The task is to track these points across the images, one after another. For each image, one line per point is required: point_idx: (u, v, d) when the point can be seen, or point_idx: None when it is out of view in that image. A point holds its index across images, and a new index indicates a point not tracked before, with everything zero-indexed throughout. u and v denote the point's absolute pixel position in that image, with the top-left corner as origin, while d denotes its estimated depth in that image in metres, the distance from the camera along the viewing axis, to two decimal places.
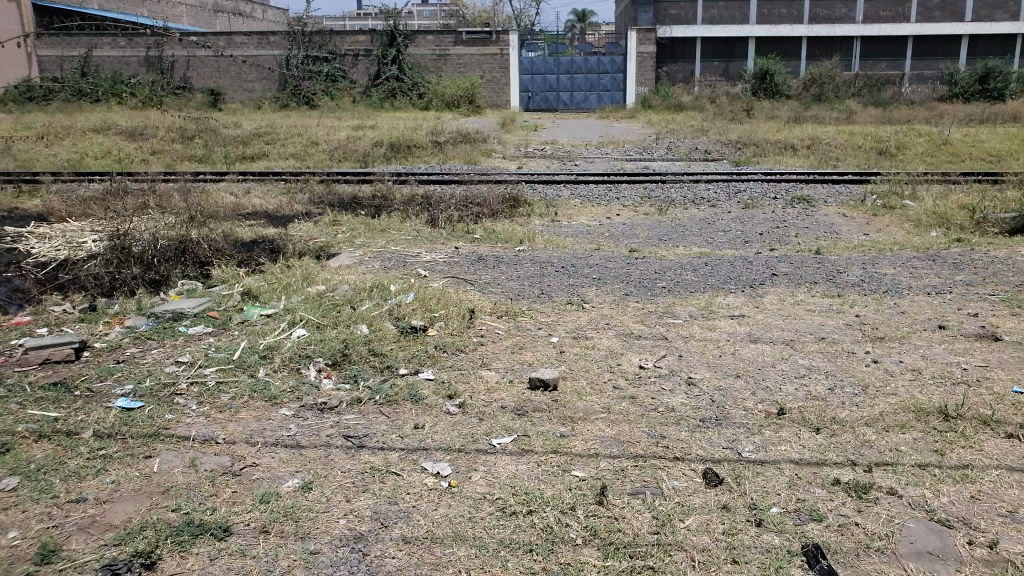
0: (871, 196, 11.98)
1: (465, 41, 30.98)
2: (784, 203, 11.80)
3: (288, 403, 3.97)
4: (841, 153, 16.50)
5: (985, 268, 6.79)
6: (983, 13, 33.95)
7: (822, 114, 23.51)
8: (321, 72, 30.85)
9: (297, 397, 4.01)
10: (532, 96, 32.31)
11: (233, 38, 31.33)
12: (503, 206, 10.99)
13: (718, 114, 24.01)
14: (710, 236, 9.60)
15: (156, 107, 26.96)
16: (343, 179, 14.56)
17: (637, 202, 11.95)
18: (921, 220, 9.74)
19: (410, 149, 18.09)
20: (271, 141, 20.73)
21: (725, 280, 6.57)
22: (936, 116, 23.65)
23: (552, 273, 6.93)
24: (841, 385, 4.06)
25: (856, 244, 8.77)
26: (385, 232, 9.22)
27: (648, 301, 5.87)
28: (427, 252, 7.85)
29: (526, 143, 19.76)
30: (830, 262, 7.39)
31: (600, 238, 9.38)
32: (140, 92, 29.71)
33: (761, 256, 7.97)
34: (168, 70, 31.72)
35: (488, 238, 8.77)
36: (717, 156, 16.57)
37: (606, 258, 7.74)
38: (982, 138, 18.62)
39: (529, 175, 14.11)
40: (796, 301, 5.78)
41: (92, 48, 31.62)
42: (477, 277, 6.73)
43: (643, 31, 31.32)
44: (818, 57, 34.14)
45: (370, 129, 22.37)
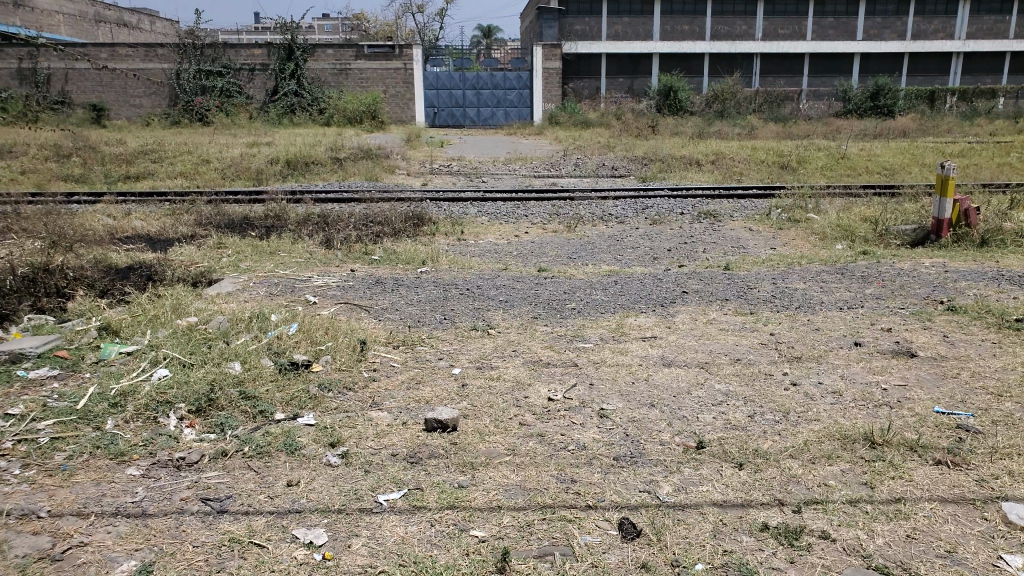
0: (776, 210, 12.25)
1: (366, 56, 30.39)
2: (692, 218, 11.90)
3: (138, 460, 3.30)
4: (743, 167, 17.00)
5: (892, 281, 6.93)
6: (871, 36, 36.38)
7: (724, 130, 24.39)
8: (215, 87, 29.76)
9: (150, 453, 3.35)
10: (438, 112, 31.93)
11: (117, 51, 29.68)
12: (407, 226, 10.57)
13: (624, 130, 24.48)
14: (618, 253, 9.47)
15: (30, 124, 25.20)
16: (238, 200, 13.66)
17: (546, 220, 11.72)
18: (825, 234, 9.98)
19: (308, 166, 17.39)
20: (160, 159, 19.49)
21: (634, 299, 6.34)
22: (832, 131, 24.94)
23: (456, 295, 6.53)
24: (761, 412, 3.83)
25: (763, 258, 8.81)
26: (278, 254, 8.58)
27: (557, 325, 5.52)
28: (321, 277, 7.30)
29: (432, 158, 19.41)
30: (742, 278, 7.31)
31: (506, 257, 9.05)
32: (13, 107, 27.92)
33: (672, 273, 7.84)
34: (44, 83, 29.62)
35: (389, 259, 8.27)
36: (623, 172, 16.71)
37: (513, 279, 7.40)
38: (875, 152, 19.69)
39: (435, 193, 13.69)
40: (710, 320, 5.58)
41: None
42: (376, 302, 6.24)
43: (548, 48, 31.78)
44: (719, 73, 35.75)
45: (268, 146, 21.42)
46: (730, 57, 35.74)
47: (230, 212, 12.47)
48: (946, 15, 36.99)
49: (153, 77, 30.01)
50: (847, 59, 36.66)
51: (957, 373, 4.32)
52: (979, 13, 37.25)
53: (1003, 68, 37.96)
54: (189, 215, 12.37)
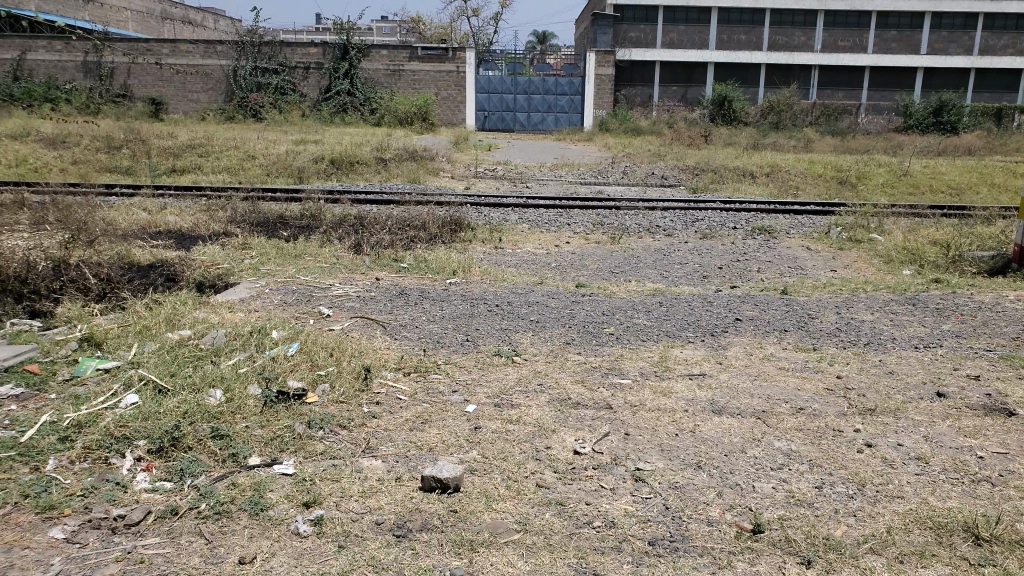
0: (837, 228, 11.38)
1: (420, 57, 30.14)
2: (744, 234, 11.12)
3: (70, 517, 2.75)
4: (800, 181, 16.05)
5: (974, 316, 6.12)
6: (938, 47, 34.65)
7: (780, 141, 23.33)
8: (270, 84, 30.00)
9: (87, 506, 2.81)
10: (489, 116, 31.51)
11: (176, 47, 30.17)
12: (443, 231, 10.10)
13: (675, 139, 23.64)
14: (664, 268, 8.80)
15: (91, 117, 25.82)
16: (274, 197, 13.40)
17: (588, 230, 11.10)
18: (895, 257, 9.15)
19: (352, 165, 17.09)
20: (207, 153, 19.49)
21: (679, 325, 5.68)
22: (896, 146, 23.62)
23: (484, 312, 5.97)
24: (831, 482, 3.16)
25: (825, 282, 8.02)
26: (303, 258, 8.18)
27: (592, 354, 4.90)
28: (340, 285, 6.84)
29: (476, 162, 18.94)
30: (800, 305, 6.58)
31: (540, 269, 8.48)
32: (77, 99, 28.73)
33: (723, 295, 7.17)
34: (107, 77, 30.30)
35: (417, 268, 7.77)
36: (673, 182, 15.92)
37: (547, 295, 6.82)
38: (944, 170, 18.44)
39: (476, 197, 13.18)
40: (768, 357, 4.88)
41: (26, 51, 29.84)
42: (395, 317, 5.72)
43: (602, 54, 30.97)
44: (775, 85, 34.44)
45: (313, 144, 21.30)
46: (789, 67, 34.37)
47: (265, 210, 12.18)
48: None
49: (212, 73, 30.38)
50: (909, 74, 34.83)
51: None
52: None
53: None
54: (223, 212, 12.10)
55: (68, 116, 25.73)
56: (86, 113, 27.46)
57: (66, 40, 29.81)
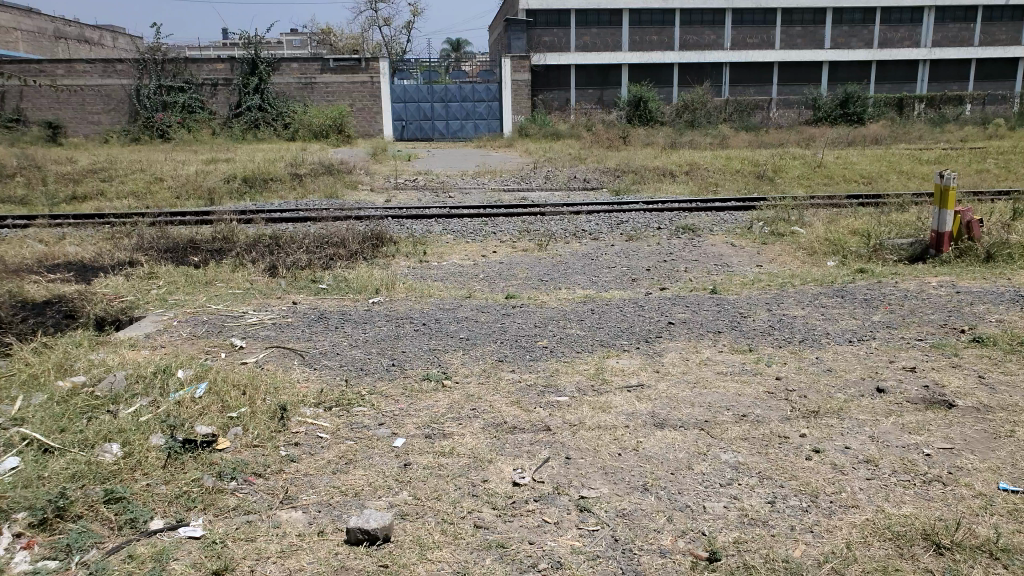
0: (758, 223, 11.60)
1: (333, 68, 29.43)
2: (670, 233, 11.19)
3: None
4: (719, 178, 16.38)
5: (900, 305, 6.24)
6: (838, 45, 36.47)
7: (697, 140, 23.89)
8: (177, 102, 28.66)
9: None
10: (406, 125, 31.02)
11: (72, 66, 28.44)
12: (365, 248, 9.70)
13: (596, 142, 23.86)
14: (594, 274, 8.69)
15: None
16: (183, 221, 12.61)
17: (515, 237, 10.91)
18: (816, 249, 9.33)
19: (267, 183, 16.38)
20: (110, 178, 18.28)
21: (613, 334, 5.50)
22: (807, 140, 24.58)
23: (411, 333, 5.64)
24: (784, 495, 3.03)
25: (751, 278, 8.07)
26: (213, 284, 7.62)
27: (525, 371, 4.65)
28: (255, 313, 6.36)
29: (397, 173, 18.49)
30: (731, 304, 6.54)
31: (467, 281, 8.20)
32: None
33: (653, 298, 7.08)
34: None
35: (338, 289, 7.35)
36: (596, 184, 15.97)
37: (476, 309, 6.54)
38: (852, 161, 19.25)
39: (397, 210, 12.79)
40: (706, 362, 4.75)
41: None
42: (314, 344, 5.31)
43: (517, 59, 31.04)
44: (689, 84, 35.53)
45: (224, 163, 20.37)
46: (701, 67, 35.42)
47: (174, 235, 11.42)
48: (912, 24, 37.15)
49: (113, 93, 28.77)
50: (815, 67, 36.60)
51: (1009, 431, 3.58)
52: (944, 21, 37.22)
53: (970, 75, 37.98)
54: (129, 239, 11.25)
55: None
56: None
57: None
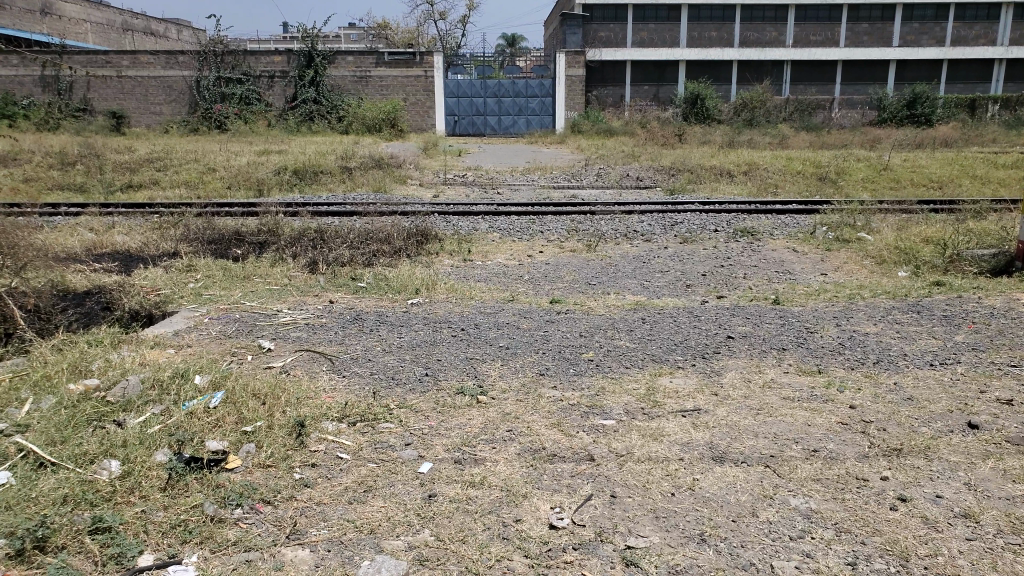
0: (822, 228, 10.93)
1: (387, 62, 29.46)
2: (726, 236, 10.62)
3: None
4: (778, 178, 15.62)
5: (987, 324, 5.62)
6: (908, 40, 34.69)
7: (755, 139, 22.99)
8: (235, 94, 29.09)
9: None
10: (458, 120, 30.84)
11: (136, 57, 29.17)
12: (409, 244, 9.44)
13: (649, 139, 23.21)
14: (647, 278, 8.23)
15: (48, 133, 24.80)
16: (229, 213, 12.56)
17: (563, 237, 10.51)
18: (886, 258, 8.77)
19: (316, 176, 16.33)
20: (164, 168, 18.54)
21: (665, 348, 5.08)
22: (872, 140, 23.41)
23: (449, 339, 5.32)
24: (869, 558, 2.59)
25: (817, 289, 7.53)
26: (252, 280, 7.45)
27: (568, 388, 4.27)
28: (288, 311, 6.15)
29: (446, 168, 18.28)
30: (795, 321, 6.04)
31: (509, 283, 7.84)
32: (33, 114, 27.64)
33: (708, 308, 6.60)
34: (67, 90, 29.27)
35: (377, 288, 7.08)
36: (649, 183, 15.43)
37: (517, 314, 6.19)
38: (922, 163, 18.18)
39: (444, 206, 12.52)
40: (774, 386, 4.29)
41: None
42: (348, 348, 5.04)
43: (571, 55, 30.48)
44: (748, 81, 34.42)
45: (277, 155, 20.49)
46: (761, 64, 34.22)
47: (219, 226, 11.36)
48: (988, 20, 35.14)
49: (175, 84, 29.39)
50: (881, 66, 34.93)
51: None
52: (1021, 18, 35.17)
53: None
54: (176, 229, 11.24)
55: (21, 132, 24.69)
56: (43, 128, 26.44)
57: (20, 55, 28.76)
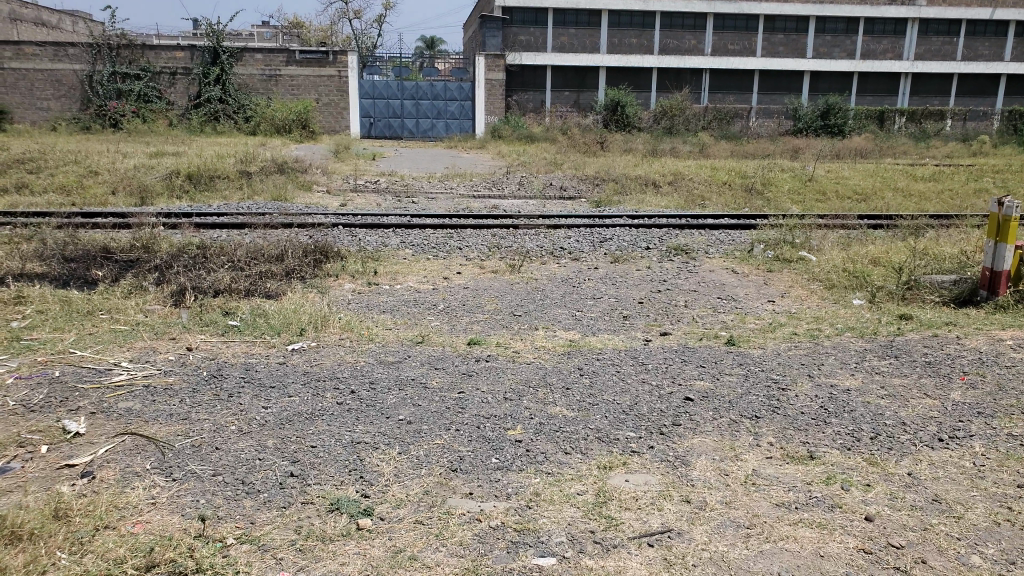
0: (760, 245, 10.24)
1: (298, 61, 27.65)
2: (661, 255, 9.73)
3: None
4: (704, 190, 14.99)
5: (983, 377, 4.84)
6: (822, 52, 35.55)
7: (679, 148, 22.59)
8: (131, 91, 26.55)
9: None
10: (374, 123, 29.13)
11: (22, 49, 26.14)
12: (305, 265, 8.11)
13: (573, 147, 22.46)
14: (578, 307, 7.16)
15: None
16: (97, 224, 10.62)
17: (484, 255, 9.34)
18: (835, 283, 8.12)
19: (212, 180, 14.54)
20: (35, 170, 16.20)
21: (613, 422, 3.99)
22: (793, 151, 23.48)
23: (336, 408, 4.04)
24: None
25: (768, 323, 6.68)
26: (94, 316, 5.74)
27: (491, 495, 3.13)
28: (128, 364, 4.54)
29: (359, 174, 16.76)
30: (761, 372, 5.07)
31: (418, 316, 6.57)
32: None
33: (653, 350, 5.59)
34: None
35: (253, 327, 5.69)
36: (574, 193, 14.48)
37: (426, 366, 4.96)
38: (844, 175, 18.07)
39: (352, 217, 11.11)
40: (758, 491, 3.29)
41: None
42: (193, 425, 3.65)
43: (491, 58, 29.34)
44: (668, 89, 34.34)
45: (170, 157, 18.47)
46: (681, 72, 34.28)
47: (84, 240, 9.54)
48: (897, 34, 36.18)
49: (64, 79, 26.51)
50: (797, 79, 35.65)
51: None
52: (929, 33, 36.43)
53: (951, 89, 37.20)
54: (29, 244, 9.29)
55: None
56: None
57: None
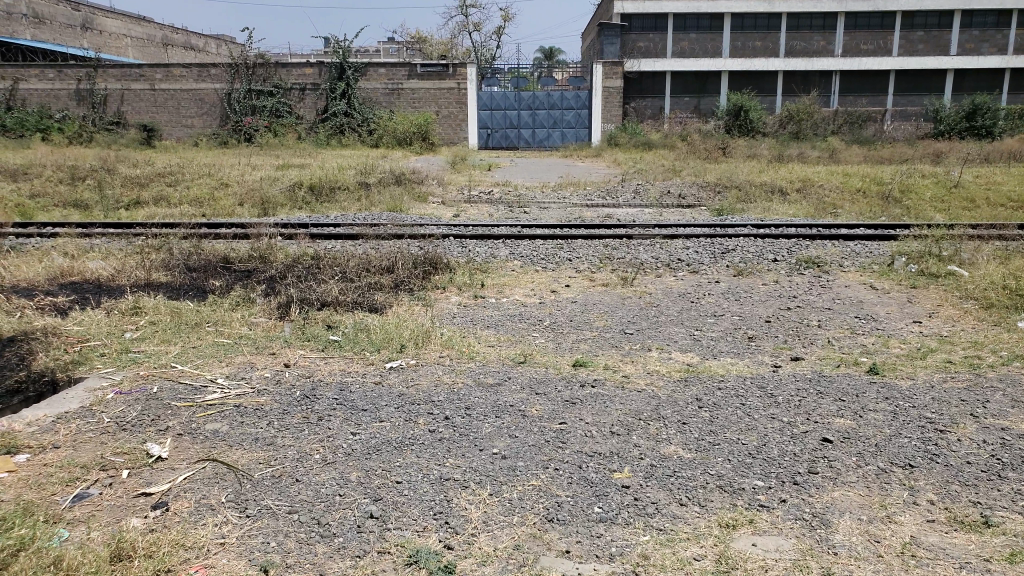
0: (901, 258, 9.16)
1: (419, 75, 28.28)
2: (789, 268, 8.91)
3: None
4: (837, 198, 13.78)
5: None
6: (969, 47, 32.25)
7: (806, 152, 21.10)
8: (265, 107, 28.26)
9: None
10: (492, 134, 29.45)
11: (170, 70, 28.43)
12: (413, 276, 8.00)
13: (691, 153, 21.52)
14: (696, 325, 6.58)
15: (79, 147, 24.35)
16: (219, 234, 11.15)
17: (595, 267, 8.91)
18: (995, 301, 7.04)
19: (332, 192, 14.99)
20: (176, 183, 17.43)
21: (734, 468, 3.50)
22: (936, 155, 21.33)
23: (431, 438, 3.78)
24: None
25: (917, 349, 5.83)
26: (201, 328, 5.95)
27: (592, 557, 2.79)
28: (223, 381, 4.68)
29: (473, 184, 16.76)
30: (912, 408, 4.33)
31: (524, 332, 6.23)
32: (68, 129, 27.19)
33: (782, 379, 4.96)
34: (101, 104, 28.65)
35: (353, 342, 5.58)
36: (692, 202, 13.73)
37: (526, 390, 4.62)
38: (1000, 180, 16.12)
39: (462, 228, 11.01)
40: (918, 573, 2.71)
41: (18, 80, 28.40)
42: (276, 453, 3.63)
43: (606, 66, 28.67)
44: (795, 92, 32.39)
45: (295, 169, 19.32)
46: (809, 74, 32.20)
47: (207, 250, 10.00)
48: None
49: (206, 97, 28.57)
50: (938, 76, 32.55)
51: None
52: None
53: None
54: (159, 253, 9.85)
55: (52, 146, 24.17)
56: (75, 144, 26.12)
57: (58, 68, 28.29)
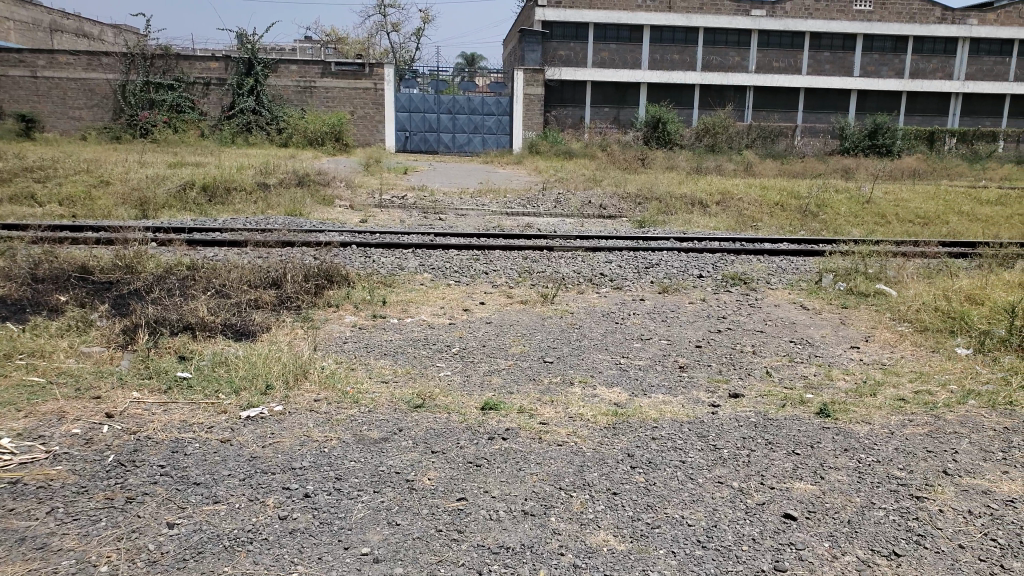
0: (828, 275, 8.78)
1: (334, 73, 26.82)
2: (716, 285, 8.36)
3: None
4: (755, 211, 13.58)
5: None
6: (870, 69, 33.71)
7: (723, 165, 21.13)
8: (164, 101, 25.97)
9: None
10: (410, 137, 28.16)
11: (55, 57, 25.73)
12: (303, 292, 6.84)
13: (612, 163, 21.21)
14: (624, 353, 5.78)
15: None
16: (79, 238, 9.58)
17: (513, 282, 8.06)
18: (928, 324, 6.63)
19: (227, 193, 13.53)
20: (46, 179, 15.44)
21: (680, 566, 2.71)
22: (845, 171, 21.82)
23: (287, 543, 2.83)
24: None
25: (856, 382, 5.23)
26: (9, 361, 4.68)
27: None
28: (7, 443, 3.52)
29: (385, 188, 15.65)
30: (877, 464, 3.66)
31: (425, 363, 5.23)
32: None
33: (724, 423, 4.20)
34: None
35: (206, 382, 4.48)
36: (614, 213, 13.15)
37: (421, 447, 3.67)
38: (904, 198, 16.41)
39: (367, 236, 9.88)
40: None
41: None
42: (41, 566, 2.63)
43: (528, 72, 28.12)
44: (711, 106, 32.90)
45: (189, 167, 17.59)
46: (723, 89, 32.79)
47: (62, 257, 8.46)
48: (947, 53, 34.22)
49: (97, 88, 26.03)
50: (843, 96, 33.85)
51: None
52: (980, 53, 34.34)
53: (1005, 110, 34.93)
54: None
55: None
56: None
57: None
